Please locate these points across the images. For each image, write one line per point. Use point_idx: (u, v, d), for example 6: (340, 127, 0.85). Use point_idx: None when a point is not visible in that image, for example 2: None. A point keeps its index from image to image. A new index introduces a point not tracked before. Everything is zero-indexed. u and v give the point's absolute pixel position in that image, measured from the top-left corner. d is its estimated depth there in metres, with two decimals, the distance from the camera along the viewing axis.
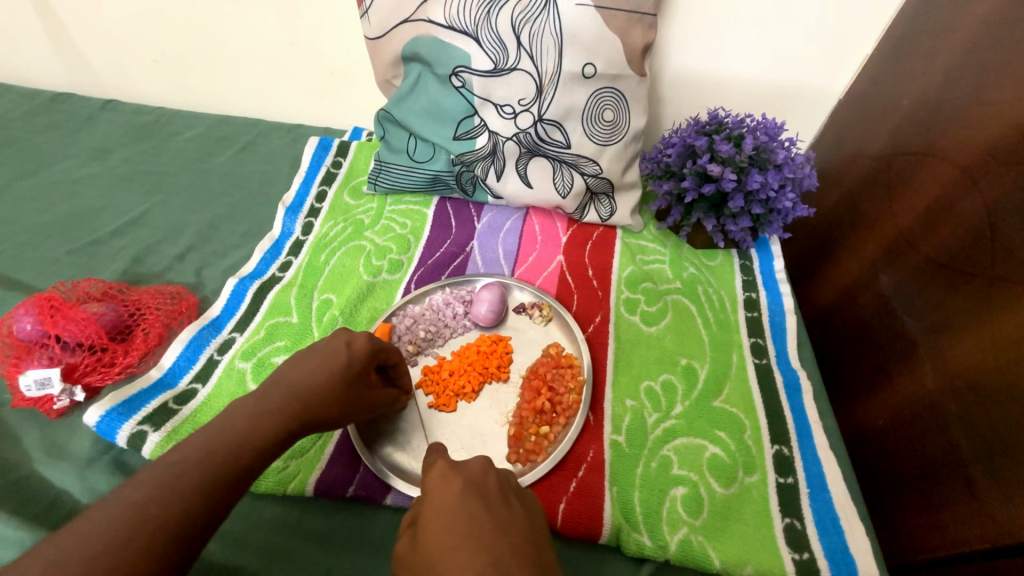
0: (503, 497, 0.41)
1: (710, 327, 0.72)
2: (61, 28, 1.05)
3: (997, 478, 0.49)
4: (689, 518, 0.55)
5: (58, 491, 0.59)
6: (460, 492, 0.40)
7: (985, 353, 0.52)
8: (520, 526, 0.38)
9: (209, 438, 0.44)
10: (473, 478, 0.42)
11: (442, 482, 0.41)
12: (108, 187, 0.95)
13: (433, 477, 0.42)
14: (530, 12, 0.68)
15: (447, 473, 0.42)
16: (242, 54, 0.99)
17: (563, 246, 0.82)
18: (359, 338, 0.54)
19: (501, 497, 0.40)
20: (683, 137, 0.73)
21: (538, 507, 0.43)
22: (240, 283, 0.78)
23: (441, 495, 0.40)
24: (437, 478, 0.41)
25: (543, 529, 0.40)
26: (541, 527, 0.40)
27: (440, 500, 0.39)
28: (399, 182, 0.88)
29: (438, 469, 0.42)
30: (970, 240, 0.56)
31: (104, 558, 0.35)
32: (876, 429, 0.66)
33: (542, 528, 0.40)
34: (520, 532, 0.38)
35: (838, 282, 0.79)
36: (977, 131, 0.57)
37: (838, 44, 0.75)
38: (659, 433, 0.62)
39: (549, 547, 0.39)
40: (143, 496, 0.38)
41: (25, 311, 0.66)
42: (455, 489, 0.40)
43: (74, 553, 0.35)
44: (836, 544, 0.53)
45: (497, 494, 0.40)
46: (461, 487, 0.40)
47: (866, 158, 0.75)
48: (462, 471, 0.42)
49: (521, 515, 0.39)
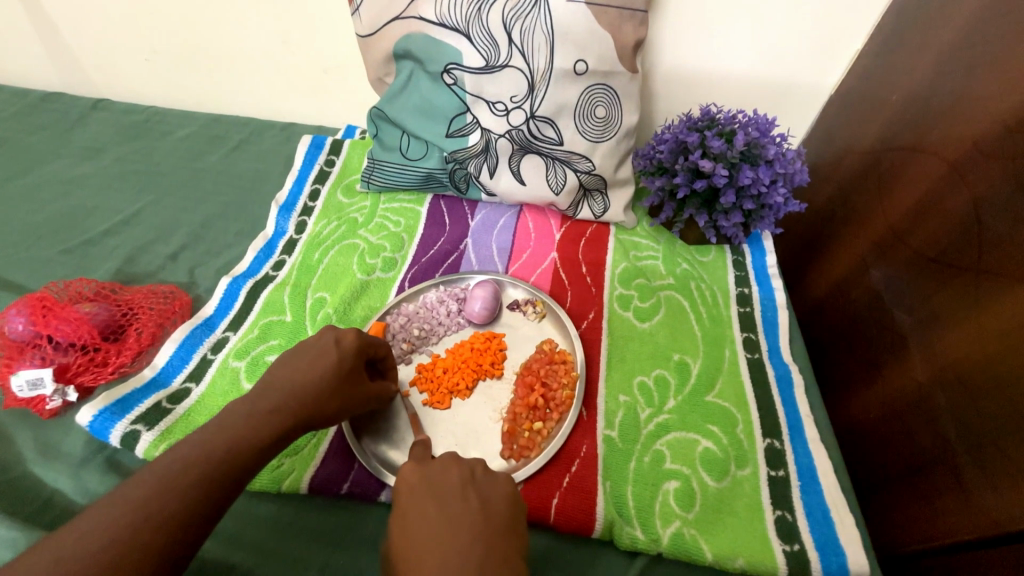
0: (462, 491, 0.42)
1: (703, 323, 0.73)
2: (52, 27, 1.05)
3: (985, 469, 0.50)
4: (681, 512, 0.55)
5: (52, 490, 0.59)
6: (420, 494, 0.42)
7: (972, 347, 0.53)
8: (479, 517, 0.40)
9: (203, 439, 0.44)
10: (436, 476, 0.43)
11: (407, 482, 0.43)
12: (100, 188, 0.94)
13: (401, 478, 0.44)
14: (520, 9, 0.68)
15: (414, 472, 0.43)
16: (234, 52, 0.99)
17: (557, 243, 0.82)
18: (347, 334, 0.55)
19: (459, 492, 0.42)
20: (675, 133, 0.74)
21: (510, 487, 0.44)
22: (234, 281, 0.78)
23: (405, 497, 0.42)
24: (405, 477, 0.43)
25: (516, 514, 0.42)
26: (502, 510, 0.41)
27: (404, 501, 0.42)
28: (392, 180, 0.87)
29: (407, 471, 0.44)
30: (958, 234, 0.56)
31: (106, 557, 0.35)
32: (867, 422, 0.67)
33: (508, 510, 0.42)
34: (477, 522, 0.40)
35: (829, 277, 0.80)
36: (965, 126, 0.57)
37: (829, 39, 0.76)
38: (651, 428, 0.62)
39: (510, 533, 0.40)
40: (141, 495, 0.39)
41: (17, 311, 0.66)
42: (419, 489, 0.42)
43: (80, 551, 0.35)
44: (827, 536, 0.54)
45: (456, 491, 0.42)
46: (423, 488, 0.42)
47: (857, 154, 0.75)
48: (425, 470, 0.43)
49: (476, 510, 0.41)
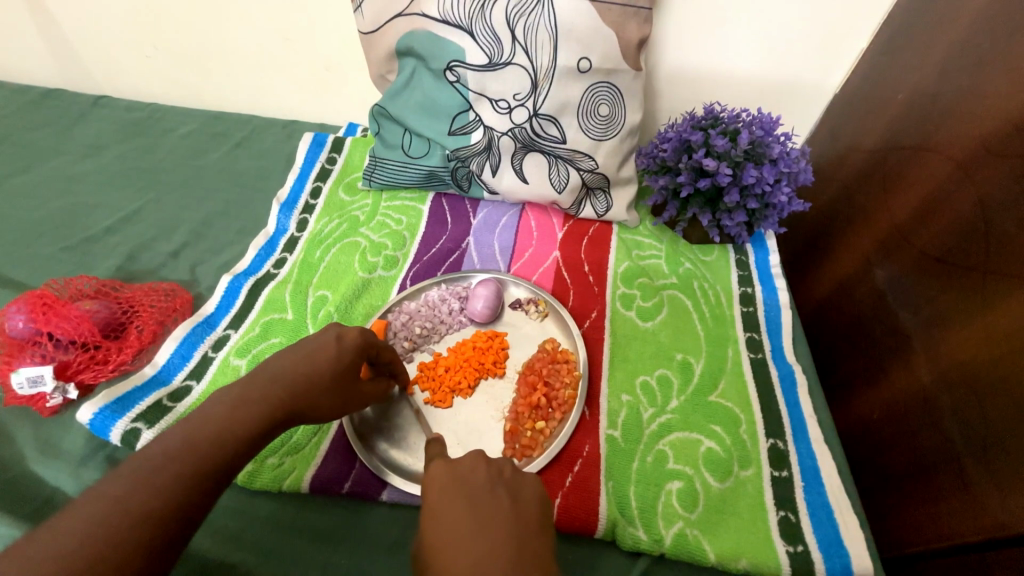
0: (491, 489, 0.41)
1: (706, 323, 0.72)
2: (52, 23, 1.04)
3: (992, 471, 0.49)
4: (684, 512, 0.55)
5: (52, 488, 0.58)
6: (449, 491, 0.41)
7: (979, 347, 0.52)
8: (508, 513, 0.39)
9: (188, 430, 0.43)
10: (465, 474, 0.42)
11: (435, 481, 0.42)
12: (101, 184, 0.94)
13: (429, 477, 0.43)
14: (524, 6, 0.68)
15: (444, 470, 0.43)
16: (236, 49, 0.98)
17: (560, 241, 0.82)
18: (350, 332, 0.54)
19: (488, 490, 0.41)
20: (679, 132, 0.73)
21: (537, 487, 0.43)
22: (235, 280, 0.77)
23: (433, 495, 0.41)
24: (433, 476, 0.43)
25: (546, 515, 0.41)
26: (532, 509, 0.41)
27: (433, 499, 0.41)
28: (395, 178, 0.87)
29: (435, 469, 0.43)
30: (963, 234, 0.56)
31: (84, 555, 0.35)
32: (871, 422, 0.66)
33: (539, 508, 0.41)
34: (510, 519, 0.39)
35: (834, 276, 0.79)
36: (972, 124, 0.56)
37: (834, 38, 0.75)
38: (654, 428, 0.62)
39: (540, 533, 0.39)
40: (124, 491, 0.38)
41: (17, 309, 0.66)
42: (448, 486, 0.41)
43: (59, 549, 0.34)
44: (830, 537, 0.53)
45: (485, 489, 0.41)
46: (452, 485, 0.41)
47: (861, 152, 0.75)
48: (453, 469, 0.43)
49: (506, 508, 0.40)
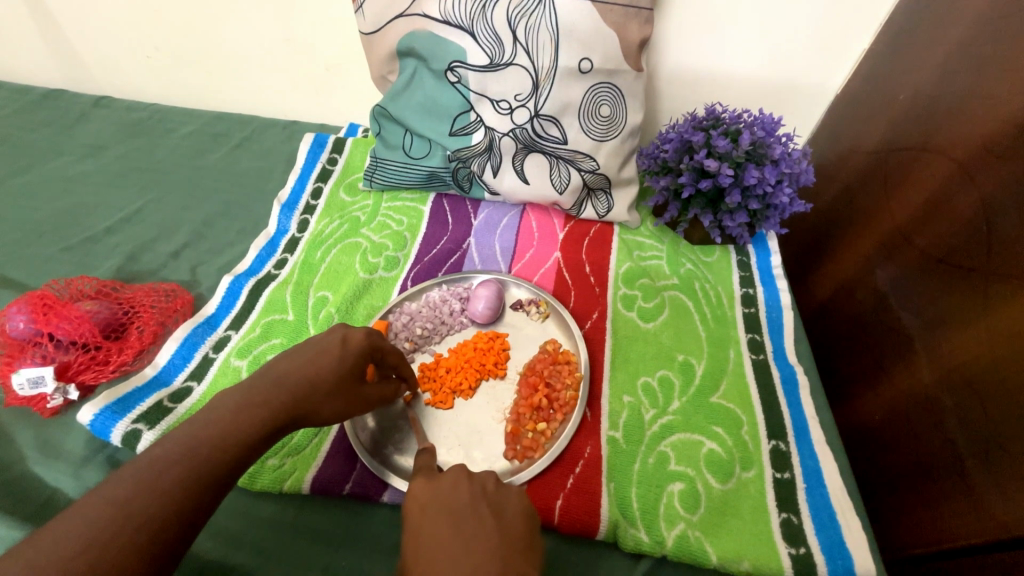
0: (473, 506, 0.41)
1: (707, 324, 0.72)
2: (54, 24, 1.04)
3: (994, 473, 0.49)
4: (686, 514, 0.55)
5: (52, 490, 0.58)
6: (431, 510, 0.41)
7: (981, 348, 0.52)
8: (493, 533, 0.39)
9: (191, 434, 0.43)
10: (447, 493, 0.42)
11: (417, 499, 0.42)
12: (102, 185, 0.94)
13: (411, 496, 0.43)
14: (525, 7, 0.68)
15: (426, 488, 0.43)
16: (237, 50, 0.98)
17: (561, 243, 0.81)
18: (356, 334, 0.53)
19: (471, 508, 0.41)
20: (681, 132, 0.73)
21: (522, 501, 0.43)
22: (235, 280, 0.77)
23: (415, 515, 0.41)
24: (415, 495, 0.43)
25: (530, 529, 0.42)
26: (516, 525, 0.41)
27: (415, 519, 0.41)
28: (396, 179, 0.87)
29: (417, 488, 0.43)
30: (966, 235, 0.56)
31: (85, 558, 0.35)
32: (873, 424, 0.66)
33: (523, 522, 0.42)
34: (492, 537, 0.39)
35: (836, 277, 0.79)
36: (974, 125, 0.56)
37: (836, 38, 0.75)
38: (655, 430, 0.61)
39: (525, 548, 0.40)
40: (124, 495, 0.38)
41: (18, 309, 0.66)
42: (430, 506, 0.41)
43: (61, 554, 0.34)
44: (832, 539, 0.53)
45: (468, 506, 0.41)
46: (434, 504, 0.41)
47: (862, 153, 0.75)
48: (436, 487, 0.43)
49: (490, 524, 0.40)
